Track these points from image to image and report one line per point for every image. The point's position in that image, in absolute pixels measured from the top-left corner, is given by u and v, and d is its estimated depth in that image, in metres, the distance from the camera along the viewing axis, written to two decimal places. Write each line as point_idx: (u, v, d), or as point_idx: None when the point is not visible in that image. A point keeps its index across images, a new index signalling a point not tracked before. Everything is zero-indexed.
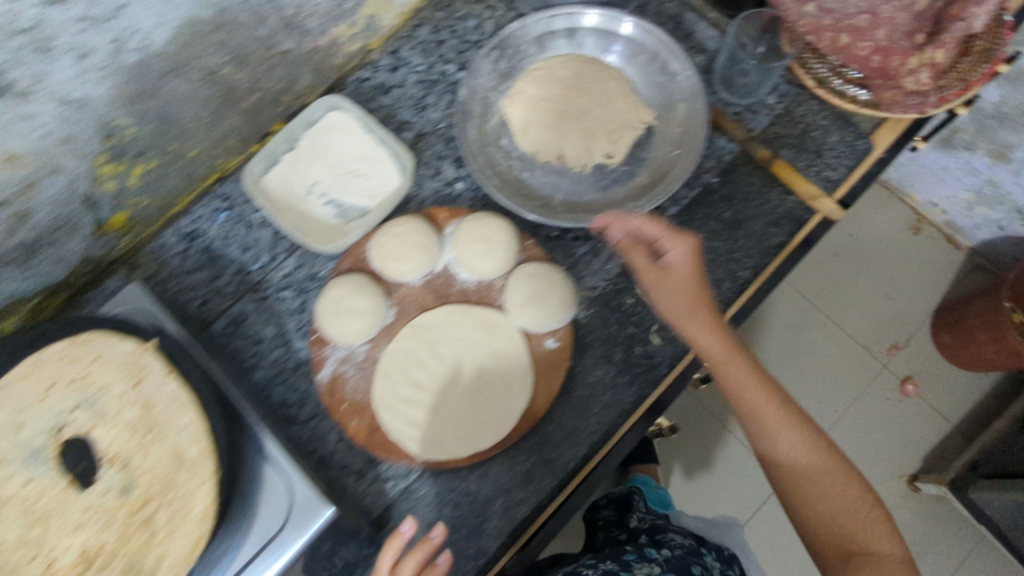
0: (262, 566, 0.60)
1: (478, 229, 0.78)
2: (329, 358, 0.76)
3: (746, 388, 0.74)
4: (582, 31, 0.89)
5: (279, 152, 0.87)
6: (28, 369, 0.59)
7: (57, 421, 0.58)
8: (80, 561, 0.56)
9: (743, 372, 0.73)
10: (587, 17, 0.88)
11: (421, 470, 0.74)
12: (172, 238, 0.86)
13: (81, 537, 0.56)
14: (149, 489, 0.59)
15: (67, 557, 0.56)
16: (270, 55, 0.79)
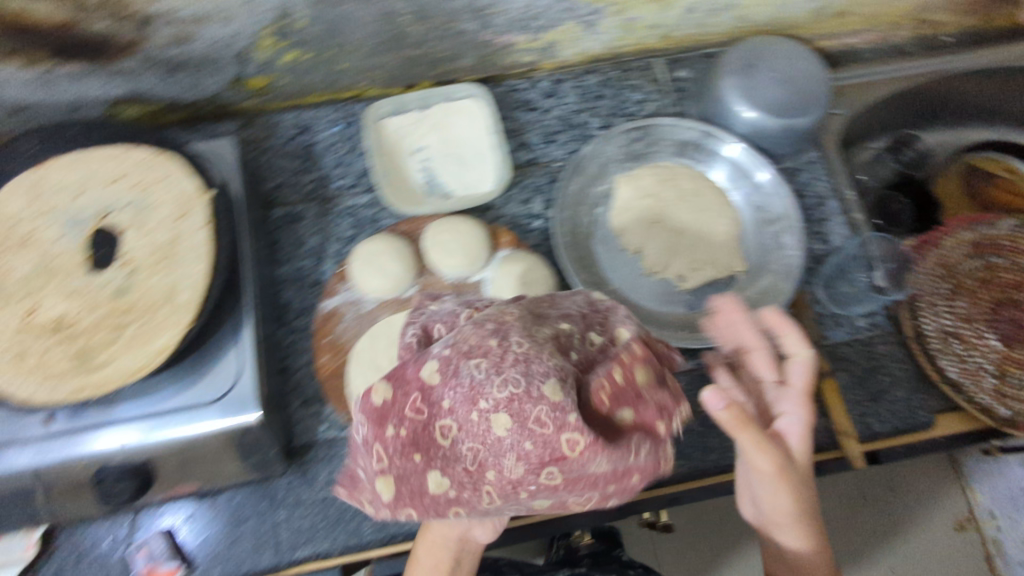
0: (180, 420, 0.66)
1: (524, 269, 0.80)
2: (340, 293, 0.80)
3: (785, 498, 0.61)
4: (714, 152, 0.93)
5: (408, 107, 0.92)
6: (116, 155, 0.72)
7: (110, 207, 0.71)
8: (54, 323, 0.66)
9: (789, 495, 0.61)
10: (727, 147, 0.92)
11: None
12: (289, 122, 0.93)
13: (73, 304, 0.66)
14: (140, 295, 0.67)
15: (47, 312, 0.66)
16: (446, 27, 0.85)
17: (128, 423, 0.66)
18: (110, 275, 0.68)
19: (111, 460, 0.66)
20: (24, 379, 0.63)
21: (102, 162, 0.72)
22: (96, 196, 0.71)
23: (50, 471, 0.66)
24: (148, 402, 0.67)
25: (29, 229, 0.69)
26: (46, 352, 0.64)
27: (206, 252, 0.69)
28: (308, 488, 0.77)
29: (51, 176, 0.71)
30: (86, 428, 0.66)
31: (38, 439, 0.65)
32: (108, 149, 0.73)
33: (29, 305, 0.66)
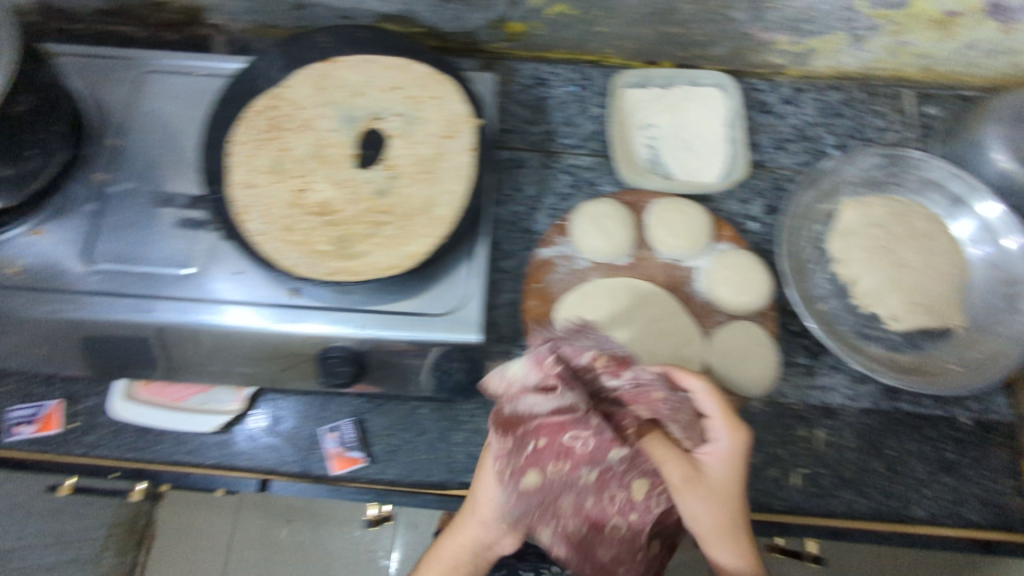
0: (408, 325, 0.70)
1: (744, 267, 0.81)
2: (556, 245, 0.83)
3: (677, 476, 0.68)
4: (964, 205, 0.86)
5: (652, 83, 0.93)
6: (394, 66, 0.76)
7: (381, 112, 0.74)
8: (319, 206, 0.70)
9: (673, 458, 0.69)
10: (980, 201, 0.85)
11: None
12: (529, 72, 0.95)
13: (340, 193, 0.71)
14: (400, 200, 0.71)
15: (316, 194, 0.71)
16: (719, 13, 0.83)
17: (359, 316, 0.70)
18: (376, 174, 0.72)
19: (339, 344, 0.70)
20: (290, 250, 0.68)
21: (381, 69, 0.76)
22: (376, 99, 0.75)
23: (279, 338, 0.70)
24: (379, 301, 0.70)
25: (310, 117, 0.74)
26: (312, 230, 0.69)
27: (467, 175, 0.71)
28: (488, 419, 0.81)
29: (337, 73, 0.76)
30: (322, 309, 0.70)
31: (280, 305, 0.70)
32: (390, 60, 0.76)
33: (302, 185, 0.71)
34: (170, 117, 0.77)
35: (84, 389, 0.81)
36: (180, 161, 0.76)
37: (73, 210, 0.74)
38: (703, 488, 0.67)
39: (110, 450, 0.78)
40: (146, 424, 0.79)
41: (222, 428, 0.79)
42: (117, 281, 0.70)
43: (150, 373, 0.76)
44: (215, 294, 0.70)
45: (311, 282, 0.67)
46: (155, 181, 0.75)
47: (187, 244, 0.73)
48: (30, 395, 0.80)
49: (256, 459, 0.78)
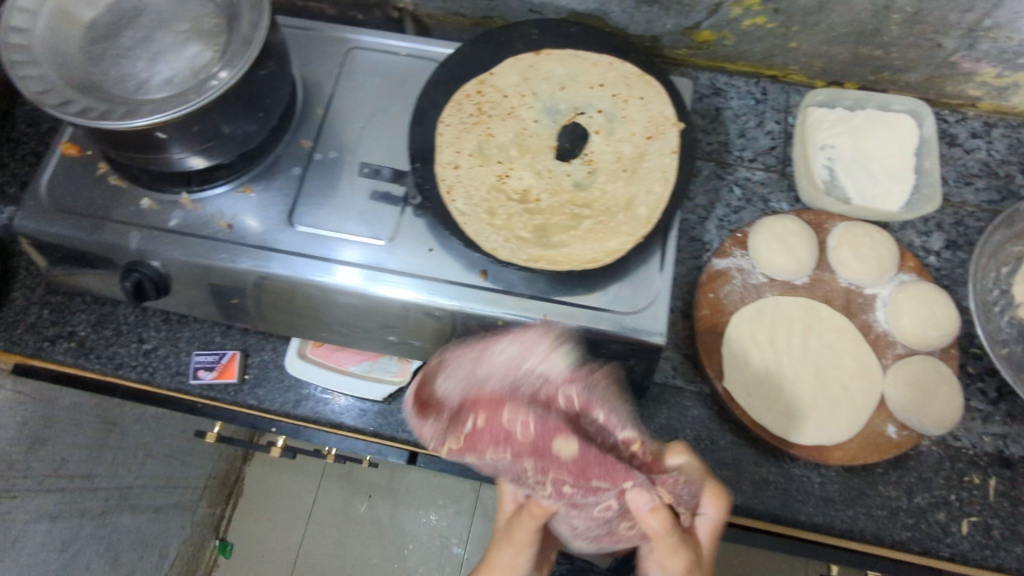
0: (595, 319, 0.70)
1: (934, 302, 0.77)
2: (732, 257, 0.83)
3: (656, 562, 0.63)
4: None
5: (839, 104, 0.92)
6: (601, 64, 0.78)
7: (585, 107, 0.77)
8: (520, 193, 0.73)
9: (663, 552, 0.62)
10: None
11: (709, 392, 0.81)
12: (706, 82, 0.95)
13: (540, 182, 0.73)
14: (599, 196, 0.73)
15: (518, 182, 0.74)
16: (927, 38, 0.82)
17: (547, 305, 0.71)
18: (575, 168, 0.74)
19: (517, 329, 0.71)
20: (491, 234, 0.69)
21: (588, 66, 0.78)
22: (580, 97, 0.77)
23: (467, 315, 0.72)
24: (567, 291, 0.71)
25: (515, 107, 0.77)
26: (513, 215, 0.71)
27: (668, 176, 0.72)
28: (643, 423, 0.80)
29: (544, 65, 0.78)
30: (513, 293, 0.72)
31: (473, 287, 0.72)
32: (596, 57, 0.79)
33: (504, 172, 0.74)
34: (371, 91, 0.83)
35: (258, 343, 0.87)
36: (388, 139, 0.80)
37: (280, 174, 0.79)
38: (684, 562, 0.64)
39: (278, 403, 0.84)
40: (315, 382, 0.83)
41: (387, 398, 0.84)
42: (314, 242, 0.75)
43: (324, 336, 0.82)
44: (404, 268, 0.73)
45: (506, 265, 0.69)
46: (359, 157, 0.79)
47: (383, 217, 0.76)
48: (210, 344, 0.87)
49: (416, 432, 0.83)
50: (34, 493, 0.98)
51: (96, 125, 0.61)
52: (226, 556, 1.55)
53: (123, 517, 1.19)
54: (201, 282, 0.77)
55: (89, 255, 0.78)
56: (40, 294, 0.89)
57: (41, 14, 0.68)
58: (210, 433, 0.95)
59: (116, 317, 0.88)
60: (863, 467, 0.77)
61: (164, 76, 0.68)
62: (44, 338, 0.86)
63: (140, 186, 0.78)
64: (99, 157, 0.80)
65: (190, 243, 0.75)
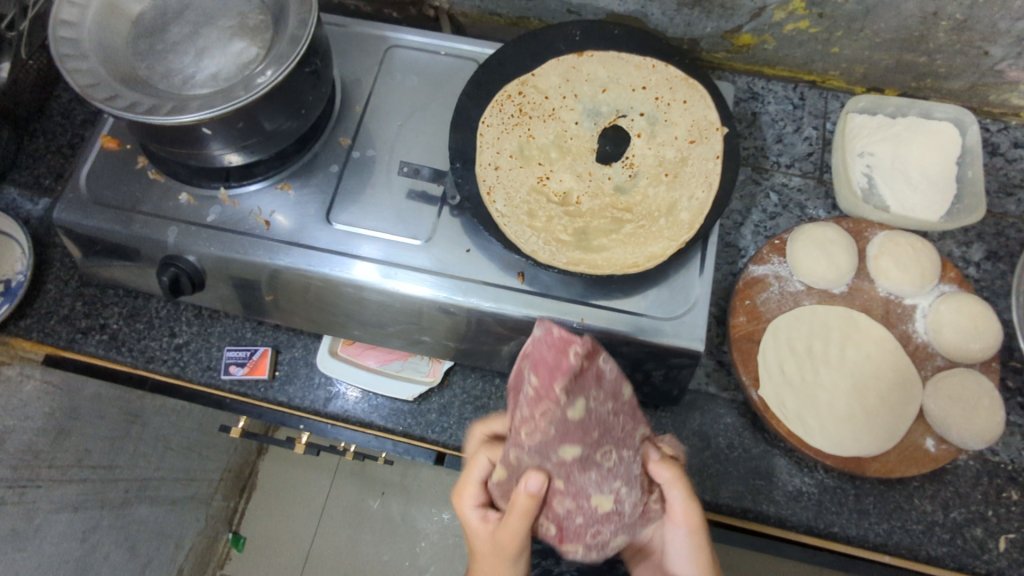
0: (634, 324, 0.69)
1: (977, 313, 0.76)
2: (769, 264, 0.82)
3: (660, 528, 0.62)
4: None
5: (880, 110, 0.90)
6: (643, 67, 0.78)
7: (625, 110, 0.78)
8: (560, 195, 0.73)
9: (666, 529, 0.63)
10: None
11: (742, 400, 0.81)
12: (744, 85, 0.94)
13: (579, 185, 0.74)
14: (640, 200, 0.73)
15: (559, 182, 0.75)
16: (973, 45, 0.82)
17: (585, 309, 0.70)
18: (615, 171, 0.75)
19: None
20: (531, 236, 0.69)
21: (630, 68, 0.78)
22: (621, 100, 0.78)
23: (504, 317, 0.72)
24: (605, 295, 0.71)
25: (556, 108, 0.78)
26: (554, 217, 0.72)
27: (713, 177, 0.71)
28: (675, 429, 0.80)
29: (585, 67, 0.78)
30: (550, 296, 0.71)
31: (510, 288, 0.72)
32: (639, 59, 0.78)
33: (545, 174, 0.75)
34: (409, 89, 0.83)
35: (288, 339, 0.86)
36: (425, 137, 0.80)
37: (318, 171, 0.79)
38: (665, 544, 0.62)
39: (309, 401, 0.84)
40: (346, 381, 0.83)
41: (416, 398, 0.83)
42: (350, 240, 0.75)
43: (355, 333, 0.81)
44: (440, 268, 0.73)
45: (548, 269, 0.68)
46: (398, 155, 0.79)
47: (421, 217, 0.76)
48: (241, 339, 0.86)
49: (445, 433, 0.82)
50: (57, 483, 0.98)
51: (145, 119, 0.62)
52: (238, 549, 1.53)
53: (140, 509, 1.18)
54: (237, 277, 0.78)
55: (126, 248, 0.78)
56: (73, 286, 0.89)
57: (91, 8, 0.69)
58: (235, 428, 0.95)
59: (148, 310, 0.88)
60: (898, 480, 0.76)
61: (209, 72, 0.69)
62: (77, 330, 0.87)
63: (179, 181, 0.77)
64: (138, 151, 0.80)
65: (227, 239, 0.75)
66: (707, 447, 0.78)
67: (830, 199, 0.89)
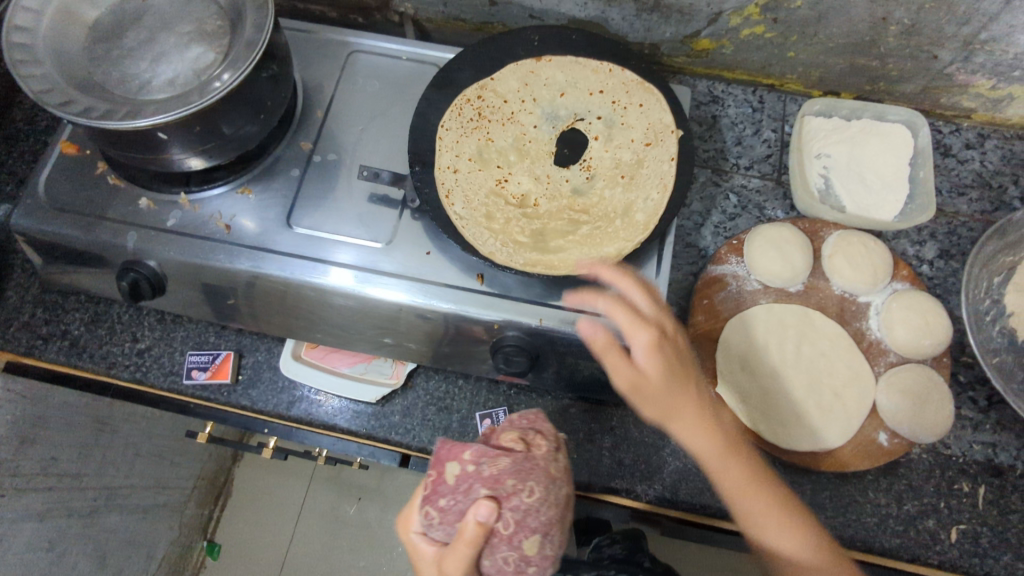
0: (592, 324, 0.70)
1: (927, 310, 0.78)
2: (728, 264, 0.83)
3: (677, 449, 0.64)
4: None
5: (835, 112, 0.93)
6: (601, 71, 0.79)
7: (583, 113, 0.79)
8: (518, 198, 0.74)
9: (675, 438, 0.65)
10: None
11: None
12: (704, 89, 0.96)
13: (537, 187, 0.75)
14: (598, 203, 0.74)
15: (517, 185, 0.76)
16: (922, 49, 0.84)
17: (544, 310, 0.71)
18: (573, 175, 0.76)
19: (512, 332, 0.72)
20: (489, 238, 0.70)
21: (588, 71, 0.79)
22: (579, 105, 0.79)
23: (464, 319, 0.72)
24: (564, 296, 0.72)
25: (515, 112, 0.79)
26: (512, 219, 0.73)
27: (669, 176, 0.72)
28: (636, 428, 0.81)
29: (544, 71, 0.79)
30: (509, 297, 0.72)
31: (470, 290, 0.72)
32: (596, 63, 0.80)
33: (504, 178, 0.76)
34: (371, 94, 0.84)
35: (252, 343, 0.86)
36: (385, 141, 0.81)
37: (279, 175, 0.79)
38: (647, 390, 0.62)
39: (272, 405, 0.83)
40: (309, 385, 0.83)
41: (380, 400, 0.83)
42: (310, 243, 0.75)
43: (318, 336, 0.82)
44: (399, 270, 0.73)
45: (505, 270, 0.69)
46: (359, 159, 0.80)
47: (382, 220, 0.76)
48: (204, 344, 0.86)
49: (409, 434, 0.82)
50: (22, 492, 0.96)
51: (100, 125, 0.62)
52: (213, 558, 1.52)
53: (111, 517, 1.17)
54: (197, 281, 0.78)
55: (86, 254, 0.78)
56: (33, 293, 0.88)
57: (46, 14, 0.68)
58: (201, 434, 0.94)
59: (110, 316, 0.87)
60: (853, 474, 0.77)
61: (165, 77, 0.69)
62: (37, 336, 0.86)
63: (139, 186, 0.78)
64: (98, 156, 0.79)
65: (187, 243, 0.75)
66: (668, 445, 0.79)
67: (788, 200, 0.90)
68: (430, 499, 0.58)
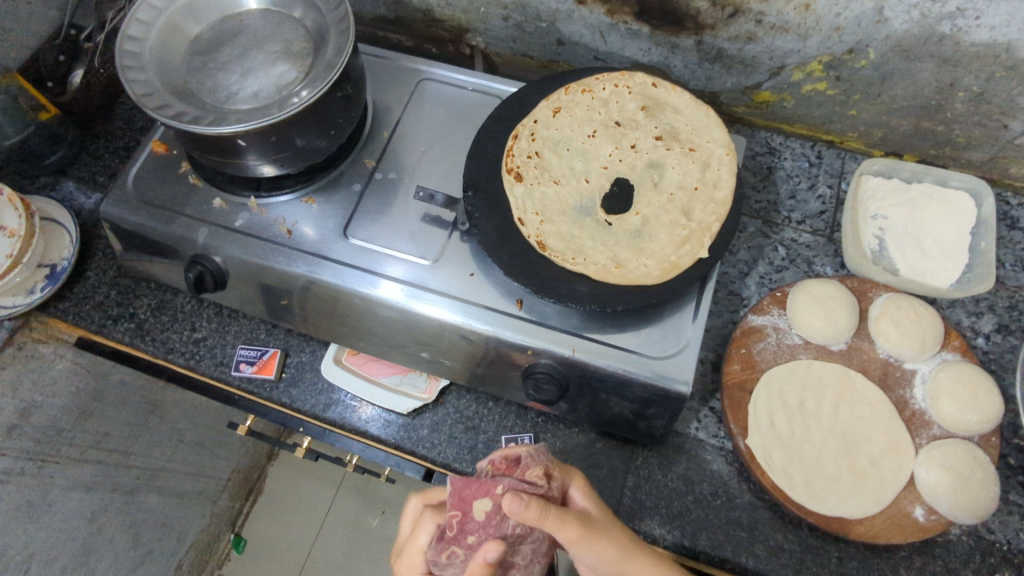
0: (624, 360, 0.71)
1: (974, 381, 0.75)
2: (769, 315, 0.82)
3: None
4: None
5: (895, 173, 0.91)
6: (618, 87, 0.83)
7: (624, 134, 0.82)
8: (607, 234, 0.77)
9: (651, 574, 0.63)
10: None
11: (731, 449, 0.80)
12: (762, 140, 0.97)
13: (568, 190, 0.80)
14: (673, 258, 0.72)
15: (595, 263, 0.72)
16: (991, 118, 0.83)
17: (580, 340, 0.73)
18: (608, 226, 0.78)
19: (545, 360, 0.74)
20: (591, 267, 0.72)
21: (609, 94, 0.83)
22: (614, 98, 0.83)
23: (501, 342, 0.74)
24: (598, 327, 0.73)
25: (565, 103, 0.83)
26: (609, 249, 0.75)
27: (711, 115, 0.80)
28: (660, 471, 0.80)
29: (578, 108, 0.83)
30: (547, 324, 0.74)
31: (509, 314, 0.75)
32: (609, 79, 0.83)
33: (559, 202, 0.79)
34: (435, 120, 0.88)
35: (298, 344, 0.91)
36: (444, 165, 0.85)
37: (342, 189, 0.84)
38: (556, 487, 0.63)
39: (310, 405, 0.87)
40: (347, 390, 0.87)
41: (411, 412, 0.86)
42: (364, 255, 0.79)
43: (361, 344, 0.85)
44: (444, 288, 0.76)
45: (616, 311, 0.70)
46: (416, 181, 0.84)
47: (431, 238, 0.80)
48: (254, 340, 0.92)
49: (435, 449, 0.84)
50: (73, 463, 1.00)
51: (187, 127, 0.68)
52: (238, 552, 1.49)
53: (150, 497, 1.16)
54: (256, 280, 0.83)
55: (161, 245, 0.84)
56: (111, 276, 0.96)
57: (155, 27, 0.76)
58: (241, 425, 0.98)
59: (174, 304, 0.94)
60: (885, 547, 0.74)
61: (250, 90, 0.75)
62: (108, 316, 0.93)
63: (214, 186, 0.84)
64: (182, 157, 0.87)
65: (252, 244, 0.80)
66: (691, 492, 0.79)
67: (839, 258, 0.89)
68: (457, 534, 0.58)
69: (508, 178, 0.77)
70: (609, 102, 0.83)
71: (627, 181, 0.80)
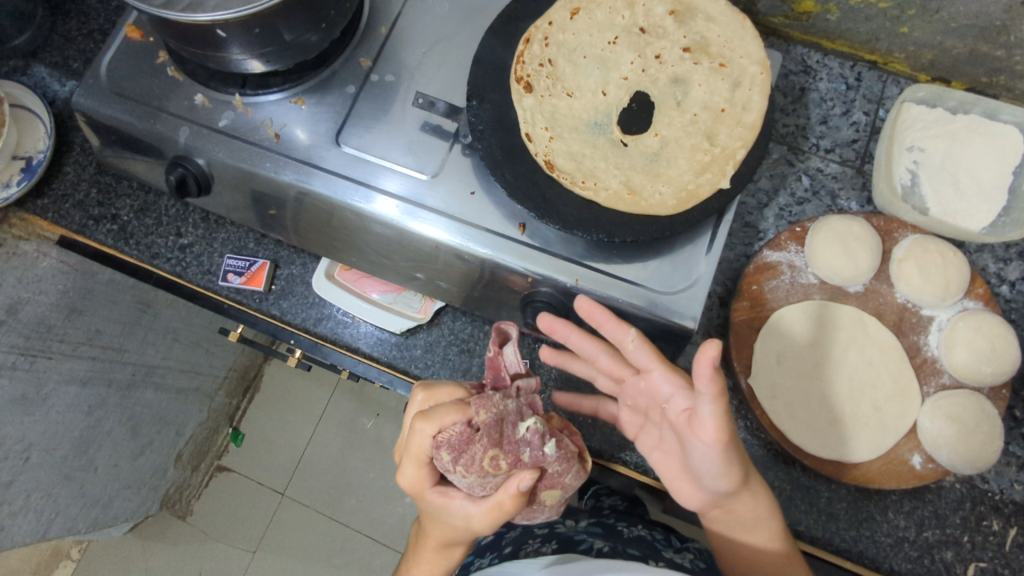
0: (629, 293, 0.67)
1: (993, 332, 0.71)
2: (785, 251, 0.78)
3: (753, 538, 0.64)
4: None
5: (940, 102, 0.84)
6: None
7: (649, 45, 0.74)
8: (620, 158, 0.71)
9: (754, 503, 0.63)
10: None
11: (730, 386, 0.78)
12: (797, 57, 0.88)
13: (582, 105, 0.74)
14: (689, 187, 0.67)
15: (606, 189, 0.67)
16: None
17: (583, 270, 0.68)
18: (622, 146, 0.72)
19: (546, 289, 0.70)
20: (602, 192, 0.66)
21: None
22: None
23: (501, 267, 0.70)
24: (605, 257, 0.69)
25: (584, 4, 0.74)
26: (622, 174, 0.69)
27: (748, 27, 0.71)
28: None
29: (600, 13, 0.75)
30: (549, 252, 0.69)
31: (511, 238, 0.70)
32: None
33: (571, 118, 0.73)
34: (439, 16, 0.79)
35: (289, 256, 0.87)
36: (447, 70, 0.77)
37: (334, 90, 0.77)
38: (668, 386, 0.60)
39: (301, 318, 0.85)
40: (338, 305, 0.84)
41: (404, 331, 0.84)
42: (358, 166, 0.73)
43: (354, 260, 0.81)
44: (442, 206, 0.71)
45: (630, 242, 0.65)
46: (415, 85, 0.76)
47: (430, 149, 0.74)
48: (242, 249, 0.88)
49: (428, 369, 0.83)
50: (67, 357, 0.94)
51: (158, 13, 0.60)
52: (236, 443, 1.55)
53: (146, 393, 1.16)
54: (242, 186, 0.77)
55: (141, 142, 0.78)
56: (90, 173, 0.91)
57: None
58: (232, 331, 0.93)
59: (158, 207, 0.89)
60: (876, 490, 0.73)
61: None
62: (89, 216, 0.89)
63: (195, 81, 0.76)
64: (160, 46, 0.79)
65: (236, 147, 0.74)
66: None
67: (865, 192, 0.83)
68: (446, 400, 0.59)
69: (517, 87, 0.70)
70: (635, 4, 0.75)
71: (646, 97, 0.74)
